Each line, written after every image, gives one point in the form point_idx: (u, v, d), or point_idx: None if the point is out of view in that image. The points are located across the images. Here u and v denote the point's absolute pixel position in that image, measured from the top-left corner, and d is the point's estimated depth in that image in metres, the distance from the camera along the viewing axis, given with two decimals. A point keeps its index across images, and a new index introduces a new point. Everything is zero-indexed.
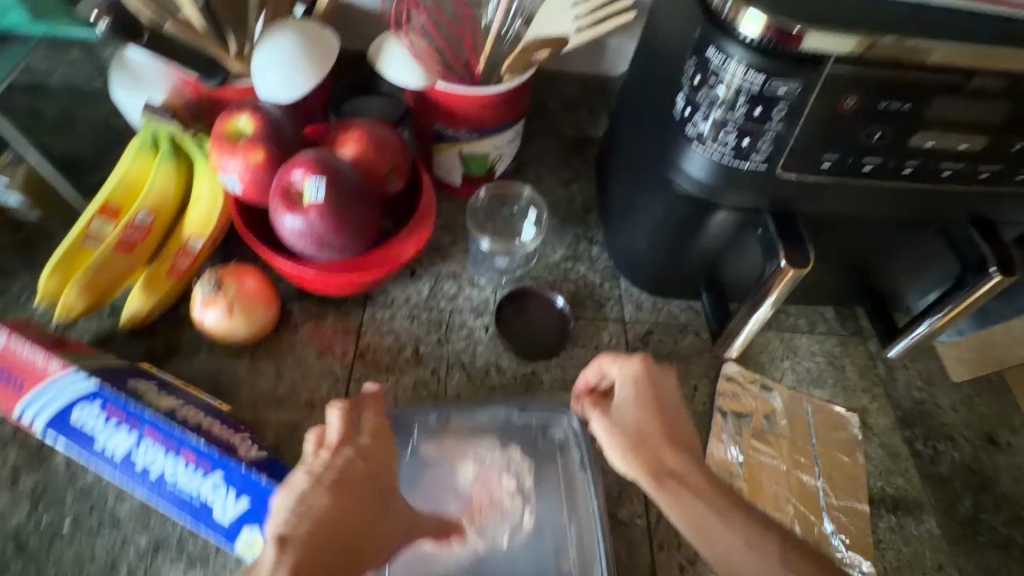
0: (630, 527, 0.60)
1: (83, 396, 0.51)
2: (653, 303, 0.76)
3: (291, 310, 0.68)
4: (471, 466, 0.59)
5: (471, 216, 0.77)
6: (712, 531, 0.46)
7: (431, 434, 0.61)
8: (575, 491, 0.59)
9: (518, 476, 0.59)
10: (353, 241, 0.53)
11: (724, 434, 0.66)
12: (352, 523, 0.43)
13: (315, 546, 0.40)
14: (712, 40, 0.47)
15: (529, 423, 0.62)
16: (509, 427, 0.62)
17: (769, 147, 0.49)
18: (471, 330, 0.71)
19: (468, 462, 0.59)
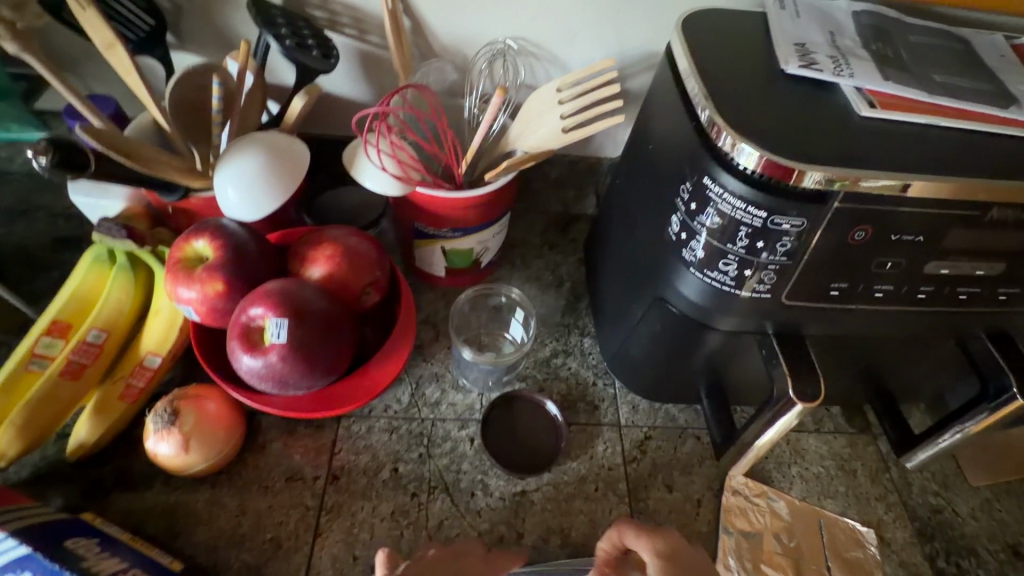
0: None
1: (12, 564, 0.45)
2: (650, 404, 0.71)
3: (257, 428, 0.62)
4: None
5: (459, 308, 0.72)
6: None
7: None
8: None
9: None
10: (321, 377, 0.49)
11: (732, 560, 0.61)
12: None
13: None
14: (707, 170, 0.44)
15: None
16: None
17: (772, 280, 0.45)
18: (455, 442, 0.65)
19: None
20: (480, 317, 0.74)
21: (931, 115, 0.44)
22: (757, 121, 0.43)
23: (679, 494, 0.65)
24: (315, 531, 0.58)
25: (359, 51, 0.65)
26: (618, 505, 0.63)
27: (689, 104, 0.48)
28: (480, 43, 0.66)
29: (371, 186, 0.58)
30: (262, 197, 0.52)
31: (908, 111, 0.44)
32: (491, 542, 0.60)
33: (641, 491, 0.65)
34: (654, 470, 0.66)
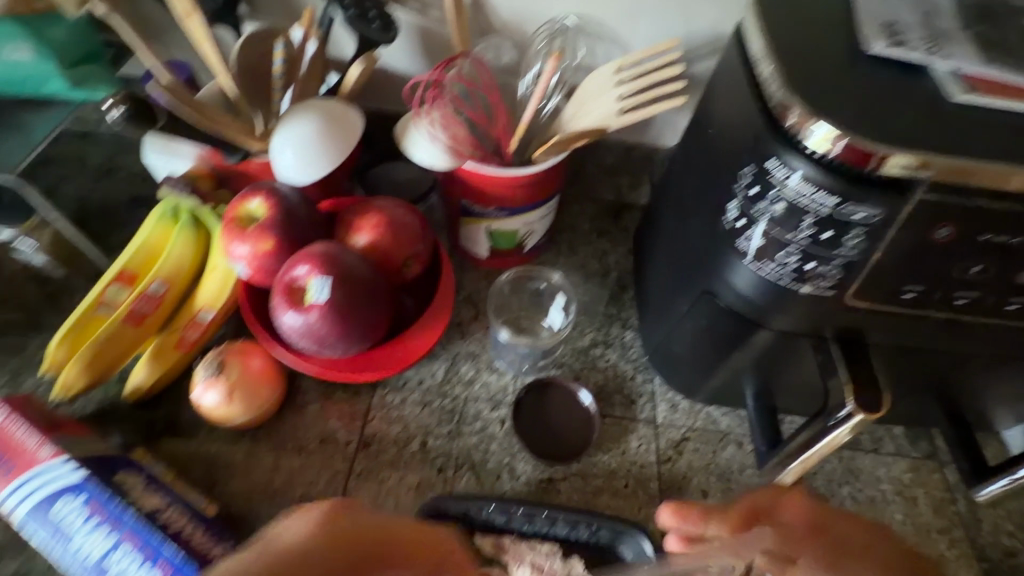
0: None
1: (68, 488, 0.48)
2: (690, 404, 0.68)
3: (297, 390, 0.64)
4: None
5: (501, 290, 0.73)
6: None
7: None
8: None
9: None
10: (357, 341, 0.50)
11: None
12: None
13: None
14: (773, 151, 0.40)
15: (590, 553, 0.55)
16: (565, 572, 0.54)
17: (838, 275, 0.42)
18: (486, 423, 0.65)
19: None
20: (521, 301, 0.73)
21: None
22: (836, 99, 0.39)
23: (715, 501, 0.62)
24: (344, 494, 0.59)
25: (419, 26, 0.65)
26: (649, 504, 0.61)
27: (759, 83, 0.45)
28: (539, 21, 0.65)
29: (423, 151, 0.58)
30: (313, 146, 0.53)
31: (1016, 98, 0.39)
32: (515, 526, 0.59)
33: (674, 493, 0.62)
34: (690, 473, 0.63)
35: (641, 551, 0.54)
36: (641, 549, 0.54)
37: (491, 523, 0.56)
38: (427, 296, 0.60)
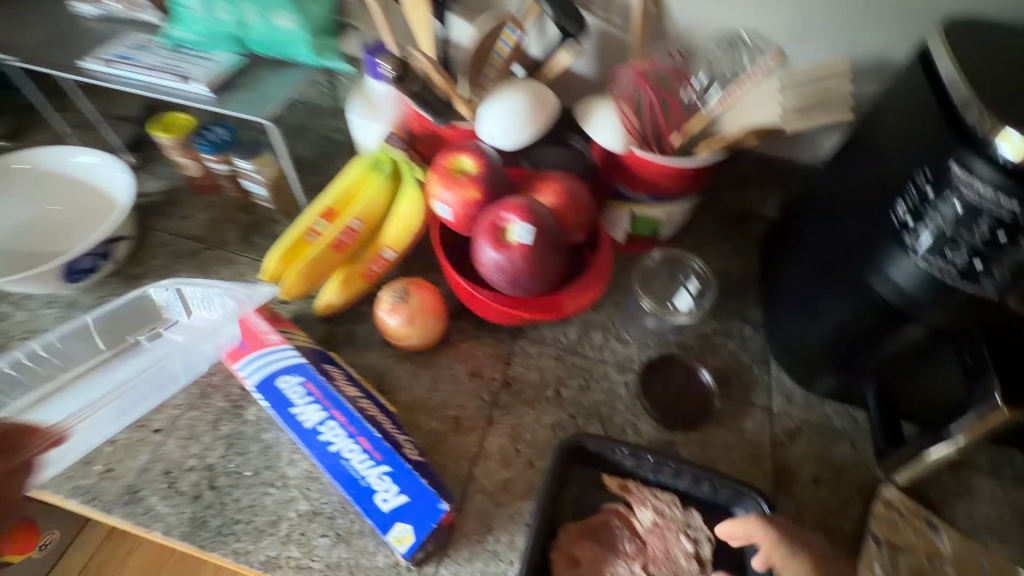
0: None
1: (292, 367, 0.58)
2: (806, 399, 0.72)
3: (452, 328, 0.74)
4: None
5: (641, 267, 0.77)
6: None
7: None
8: None
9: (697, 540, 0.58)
10: (538, 282, 0.58)
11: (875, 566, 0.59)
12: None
13: None
14: (959, 158, 0.45)
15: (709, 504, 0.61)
16: (683, 516, 0.59)
17: (1006, 278, 0.46)
18: (613, 384, 0.72)
19: None
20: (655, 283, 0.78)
21: None
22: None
23: (824, 490, 0.66)
24: (489, 421, 0.67)
25: (602, 28, 0.75)
26: (762, 480, 0.66)
27: (944, 99, 0.50)
28: (714, 33, 0.72)
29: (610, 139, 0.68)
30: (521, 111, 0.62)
31: None
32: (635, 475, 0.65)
33: (786, 476, 0.66)
34: (801, 460, 0.67)
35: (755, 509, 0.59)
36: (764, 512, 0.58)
37: (621, 466, 0.62)
38: (585, 258, 0.67)
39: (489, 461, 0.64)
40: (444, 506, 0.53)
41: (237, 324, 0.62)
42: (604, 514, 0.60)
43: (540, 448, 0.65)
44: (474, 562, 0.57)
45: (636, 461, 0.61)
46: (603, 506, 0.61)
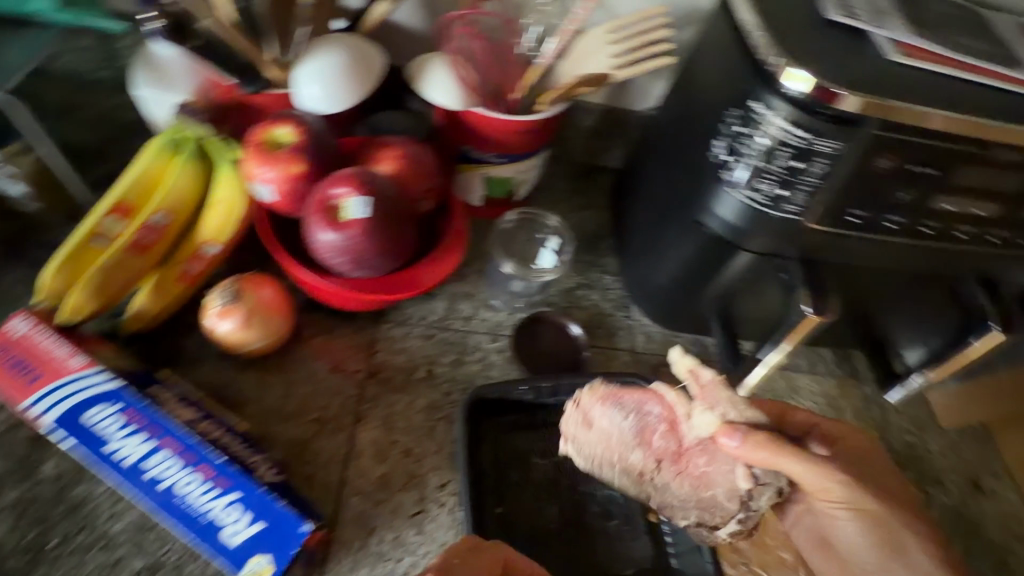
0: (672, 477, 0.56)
1: (104, 396, 0.49)
2: (664, 336, 0.77)
3: (305, 322, 0.67)
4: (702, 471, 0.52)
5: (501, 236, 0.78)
6: None
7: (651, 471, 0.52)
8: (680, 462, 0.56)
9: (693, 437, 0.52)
10: (385, 261, 0.53)
11: None
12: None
13: None
14: (759, 95, 0.50)
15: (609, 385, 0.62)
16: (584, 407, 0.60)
17: (804, 200, 0.51)
18: (485, 352, 0.70)
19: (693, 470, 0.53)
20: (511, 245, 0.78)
21: (954, 68, 0.49)
22: (803, 49, 0.48)
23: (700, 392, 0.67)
24: (358, 416, 0.62)
25: None
26: None
27: (739, 40, 0.53)
28: None
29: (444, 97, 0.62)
30: (339, 87, 0.55)
31: (935, 61, 0.49)
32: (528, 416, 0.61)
33: None
34: None
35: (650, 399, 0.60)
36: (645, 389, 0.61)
37: (509, 434, 0.60)
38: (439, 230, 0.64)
39: (363, 459, 0.59)
40: (304, 529, 0.45)
41: (21, 351, 0.50)
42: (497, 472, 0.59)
43: (417, 433, 0.62)
44: (358, 569, 0.53)
45: (514, 421, 0.60)
46: (533, 463, 0.59)
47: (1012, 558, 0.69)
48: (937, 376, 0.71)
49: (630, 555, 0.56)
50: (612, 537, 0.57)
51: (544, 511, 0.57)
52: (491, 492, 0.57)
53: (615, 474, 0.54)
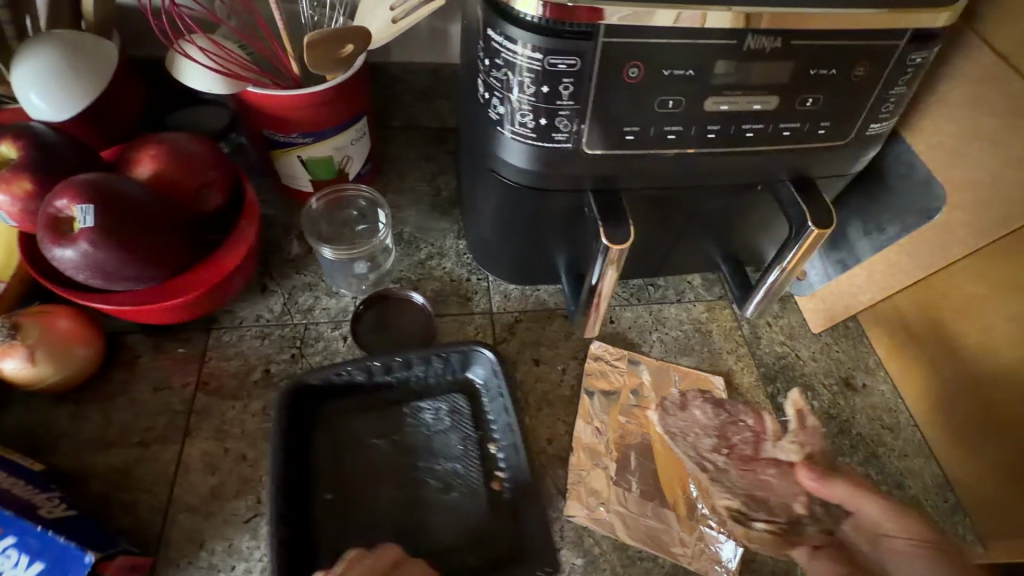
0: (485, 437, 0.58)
1: None
2: (522, 292, 0.75)
3: (124, 346, 0.64)
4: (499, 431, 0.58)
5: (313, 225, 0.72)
6: None
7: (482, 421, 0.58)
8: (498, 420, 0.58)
9: (789, 448, 0.58)
10: (146, 266, 0.50)
11: (591, 413, 0.65)
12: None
13: None
14: (495, 24, 0.46)
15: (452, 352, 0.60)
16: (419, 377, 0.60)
17: (568, 126, 0.49)
18: (327, 341, 0.68)
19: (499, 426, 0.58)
20: (342, 223, 0.73)
21: None
22: None
23: (546, 344, 0.71)
24: (185, 431, 0.59)
25: None
26: None
27: None
28: None
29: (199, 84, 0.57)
30: (63, 82, 0.53)
31: None
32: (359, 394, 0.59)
33: (509, 367, 0.69)
34: (522, 349, 0.71)
35: (492, 362, 0.59)
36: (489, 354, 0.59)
37: (339, 415, 0.59)
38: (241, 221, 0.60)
39: (192, 474, 0.57)
40: (88, 559, 0.44)
41: None
42: (325, 455, 0.57)
43: (251, 437, 0.60)
44: None
45: (349, 404, 0.59)
46: (370, 444, 0.57)
47: (884, 449, 0.68)
48: (793, 269, 0.62)
49: (465, 521, 0.54)
50: (450, 508, 0.54)
51: (379, 494, 0.55)
52: (321, 478, 0.55)
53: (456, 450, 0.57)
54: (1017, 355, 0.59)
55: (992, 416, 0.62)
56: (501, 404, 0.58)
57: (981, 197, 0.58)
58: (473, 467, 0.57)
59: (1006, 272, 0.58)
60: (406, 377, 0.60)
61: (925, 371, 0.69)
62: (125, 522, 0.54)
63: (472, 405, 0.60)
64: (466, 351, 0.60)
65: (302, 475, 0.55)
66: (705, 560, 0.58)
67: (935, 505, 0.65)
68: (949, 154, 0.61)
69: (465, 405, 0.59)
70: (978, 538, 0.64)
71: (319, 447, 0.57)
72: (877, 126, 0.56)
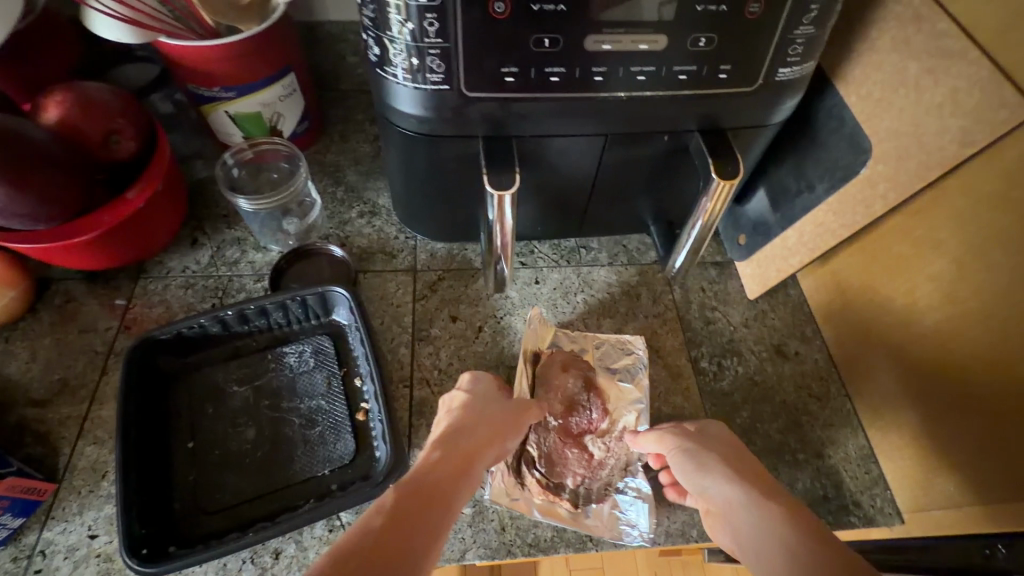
0: (346, 381, 0.62)
1: None
2: (448, 251, 0.74)
3: (54, 290, 0.67)
4: (364, 372, 0.62)
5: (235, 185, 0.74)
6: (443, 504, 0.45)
7: (361, 359, 0.62)
8: (359, 362, 0.63)
9: (600, 444, 0.60)
10: (40, 202, 0.53)
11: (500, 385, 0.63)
12: (464, 466, 0.49)
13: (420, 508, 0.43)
14: None
15: (304, 298, 0.64)
16: (283, 323, 0.65)
17: (442, 65, 0.48)
18: (250, 293, 0.69)
19: (364, 366, 0.62)
20: (264, 182, 0.76)
21: None
22: None
23: (438, 300, 0.71)
24: (102, 370, 0.62)
25: None
26: (401, 335, 0.68)
27: None
28: None
29: (123, 37, 0.60)
30: None
31: None
32: (229, 341, 0.64)
33: (425, 323, 0.69)
34: (441, 306, 0.70)
35: (348, 303, 0.63)
36: (344, 296, 0.63)
37: (206, 360, 0.63)
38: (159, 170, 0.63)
39: (103, 410, 0.60)
40: None
41: None
42: (194, 396, 0.61)
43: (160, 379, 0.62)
44: (85, 512, 0.54)
45: (215, 350, 0.63)
46: (231, 390, 0.61)
47: (808, 418, 0.66)
48: (708, 222, 0.60)
49: (329, 456, 0.58)
50: (314, 443, 0.59)
51: (242, 433, 0.59)
52: (183, 427, 0.59)
53: (318, 392, 0.62)
54: (934, 318, 0.55)
55: (906, 384, 0.59)
56: (361, 345, 0.63)
57: (903, 148, 0.55)
58: (338, 406, 0.61)
59: (931, 228, 0.55)
60: (271, 322, 0.64)
61: (856, 337, 0.66)
62: (36, 449, 0.57)
63: (337, 345, 0.64)
64: (321, 295, 0.64)
65: (162, 427, 0.59)
66: (615, 526, 0.57)
67: (853, 476, 0.62)
68: (876, 103, 0.57)
69: (329, 346, 0.64)
70: (897, 512, 0.60)
71: (189, 393, 0.61)
72: (788, 70, 0.53)
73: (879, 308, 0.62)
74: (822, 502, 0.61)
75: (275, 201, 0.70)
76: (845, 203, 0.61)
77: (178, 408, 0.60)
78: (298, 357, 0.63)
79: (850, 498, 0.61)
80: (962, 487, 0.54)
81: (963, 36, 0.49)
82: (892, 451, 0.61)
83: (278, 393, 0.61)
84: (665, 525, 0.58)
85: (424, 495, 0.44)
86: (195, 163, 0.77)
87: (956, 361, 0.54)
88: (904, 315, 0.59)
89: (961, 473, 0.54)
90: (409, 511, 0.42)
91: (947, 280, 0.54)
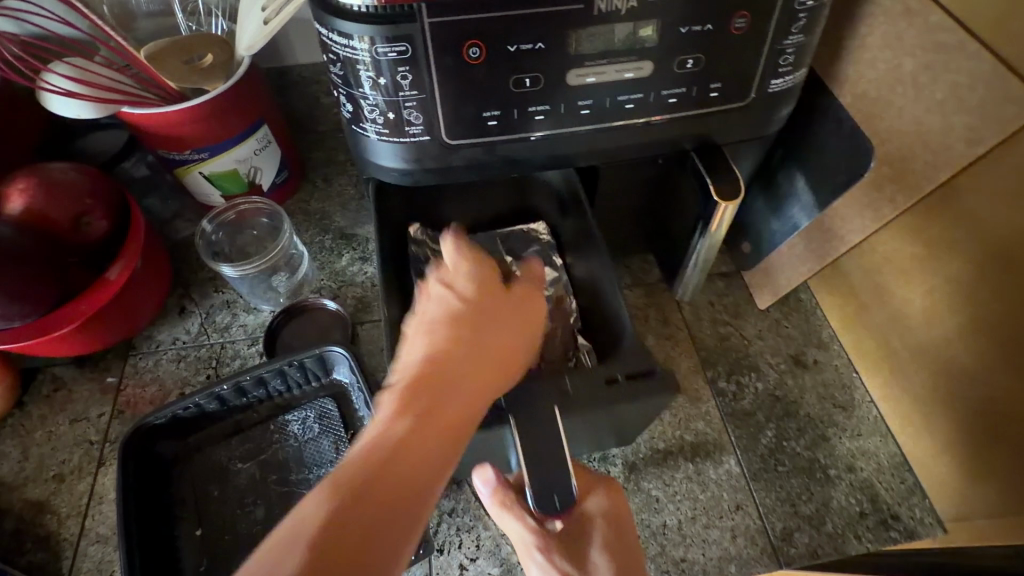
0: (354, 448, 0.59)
1: None
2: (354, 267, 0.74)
3: (42, 380, 0.64)
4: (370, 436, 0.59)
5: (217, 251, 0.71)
6: (414, 437, 0.36)
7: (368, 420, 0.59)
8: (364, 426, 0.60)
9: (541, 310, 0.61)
10: (15, 297, 0.51)
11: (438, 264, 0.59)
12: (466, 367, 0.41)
13: (371, 490, 0.33)
14: (320, 18, 0.42)
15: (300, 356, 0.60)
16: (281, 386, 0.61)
17: (420, 117, 0.46)
18: (245, 359, 0.66)
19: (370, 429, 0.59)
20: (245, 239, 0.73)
21: None
22: None
23: None
24: (99, 461, 0.59)
25: None
26: None
27: None
28: None
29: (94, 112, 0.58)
30: None
31: None
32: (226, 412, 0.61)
33: None
34: None
35: (347, 361, 0.60)
36: (341, 354, 0.59)
37: (207, 436, 0.60)
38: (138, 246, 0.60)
39: (103, 506, 0.57)
40: None
41: None
42: (198, 477, 0.58)
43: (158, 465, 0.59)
44: None
45: (214, 424, 0.60)
46: (235, 469, 0.59)
47: (835, 430, 0.63)
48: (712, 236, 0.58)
49: None
50: None
51: (252, 514, 0.57)
52: (189, 515, 0.57)
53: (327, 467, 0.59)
54: (956, 322, 0.53)
55: (934, 388, 0.57)
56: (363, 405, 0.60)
57: (906, 148, 0.53)
58: None
59: (944, 228, 0.52)
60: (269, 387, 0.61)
61: (875, 339, 0.63)
62: (38, 556, 0.54)
63: (341, 407, 0.61)
64: (316, 353, 0.60)
65: (166, 516, 0.57)
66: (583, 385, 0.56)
67: (889, 487, 0.60)
68: (875, 103, 0.55)
69: (333, 408, 0.61)
70: (938, 522, 0.58)
71: (190, 475, 0.59)
72: (780, 81, 0.50)
73: (898, 313, 0.59)
74: (859, 519, 0.58)
75: (265, 261, 0.67)
76: (852, 208, 0.59)
77: (181, 495, 0.58)
78: (303, 421, 0.61)
79: (888, 512, 0.59)
80: (1001, 495, 0.52)
81: (960, 30, 0.47)
82: (928, 458, 0.59)
83: (284, 467, 0.59)
84: (701, 561, 0.56)
85: (420, 435, 0.36)
86: (176, 227, 0.74)
87: (984, 363, 0.52)
88: (924, 317, 0.56)
89: (1000, 480, 0.52)
90: (357, 531, 0.32)
91: (968, 282, 0.51)
